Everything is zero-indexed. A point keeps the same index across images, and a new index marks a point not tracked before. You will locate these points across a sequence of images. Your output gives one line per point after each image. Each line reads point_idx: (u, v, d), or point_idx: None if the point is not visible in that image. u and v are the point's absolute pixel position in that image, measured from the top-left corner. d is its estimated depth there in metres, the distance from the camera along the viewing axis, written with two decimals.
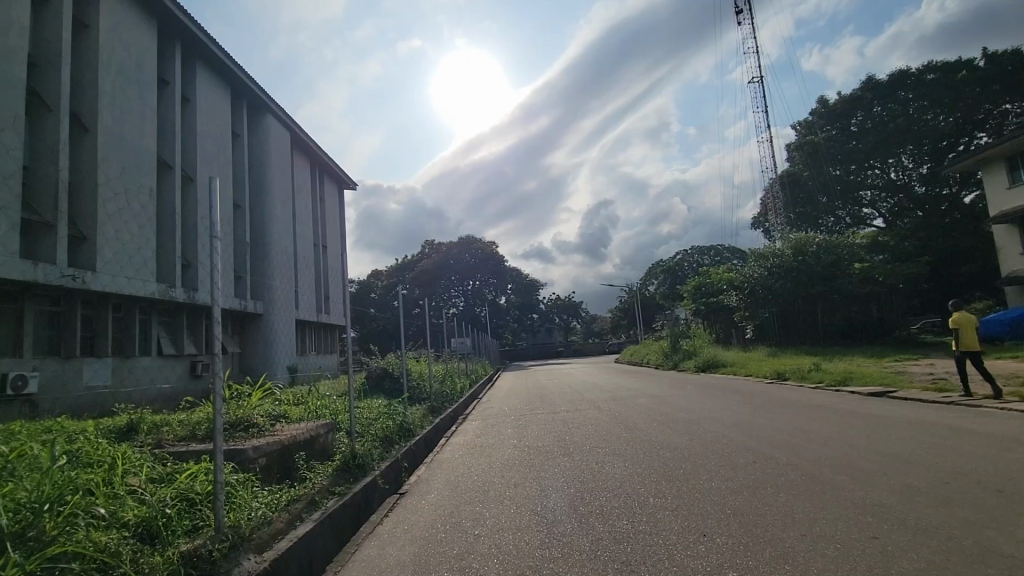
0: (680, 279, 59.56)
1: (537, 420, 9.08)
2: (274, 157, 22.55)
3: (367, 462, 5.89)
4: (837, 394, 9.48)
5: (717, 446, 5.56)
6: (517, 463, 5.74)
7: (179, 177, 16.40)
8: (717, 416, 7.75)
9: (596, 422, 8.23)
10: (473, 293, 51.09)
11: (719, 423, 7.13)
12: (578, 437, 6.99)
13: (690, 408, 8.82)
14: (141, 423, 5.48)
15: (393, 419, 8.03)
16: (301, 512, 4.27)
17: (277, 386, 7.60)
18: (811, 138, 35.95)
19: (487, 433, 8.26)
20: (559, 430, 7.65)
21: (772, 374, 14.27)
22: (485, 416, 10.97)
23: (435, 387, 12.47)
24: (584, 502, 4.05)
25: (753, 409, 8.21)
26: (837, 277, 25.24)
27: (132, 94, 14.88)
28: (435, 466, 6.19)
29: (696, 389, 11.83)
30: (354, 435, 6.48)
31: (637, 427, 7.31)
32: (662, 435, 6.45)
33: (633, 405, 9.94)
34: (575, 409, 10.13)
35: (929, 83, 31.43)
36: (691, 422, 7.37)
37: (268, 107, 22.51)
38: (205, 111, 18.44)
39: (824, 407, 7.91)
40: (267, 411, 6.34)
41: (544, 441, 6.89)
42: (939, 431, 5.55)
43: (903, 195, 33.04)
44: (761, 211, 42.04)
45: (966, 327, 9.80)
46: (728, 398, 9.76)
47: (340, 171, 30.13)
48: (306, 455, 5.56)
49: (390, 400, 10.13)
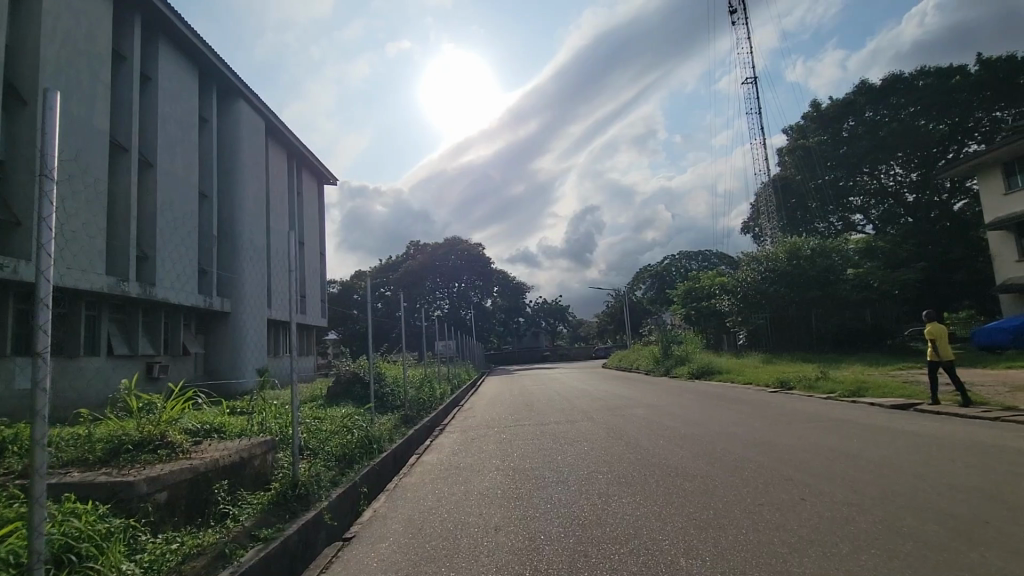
0: (669, 284, 59.05)
1: (522, 434, 7.96)
2: (247, 145, 21.21)
3: (311, 492, 4.74)
4: (857, 405, 8.60)
5: (746, 474, 4.57)
6: (498, 494, 4.65)
7: (135, 161, 15.11)
8: (731, 432, 6.72)
9: (591, 437, 7.14)
10: (458, 296, 49.87)
11: (737, 441, 6.11)
12: (574, 456, 5.95)
13: (697, 421, 7.84)
14: (18, 440, 4.33)
15: (353, 432, 6.87)
16: (199, 572, 3.13)
17: (213, 394, 6.39)
18: (802, 142, 35.49)
19: (464, 450, 7.15)
20: (549, 448, 6.57)
21: (775, 382, 13.36)
22: (465, 427, 9.85)
23: (411, 394, 11.29)
24: (590, 564, 2.98)
25: (770, 424, 7.18)
26: (833, 283, 24.57)
27: (83, 68, 13.58)
28: (398, 496, 5.05)
29: (696, 398, 10.84)
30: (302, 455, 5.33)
31: (640, 445, 6.25)
32: (673, 458, 5.41)
33: (631, 417, 8.85)
34: (565, 421, 9.03)
35: (922, 88, 31.10)
36: (704, 439, 6.34)
37: (240, 92, 21.20)
38: (168, 93, 17.12)
39: (852, 423, 6.94)
40: (189, 428, 5.15)
41: (533, 462, 5.82)
42: (1009, 456, 4.64)
43: (894, 201, 33.05)
44: (751, 216, 41.54)
45: (939, 337, 9.56)
46: (736, 410, 8.74)
47: (319, 165, 28.79)
48: (230, 483, 4.41)
49: (357, 409, 8.93)
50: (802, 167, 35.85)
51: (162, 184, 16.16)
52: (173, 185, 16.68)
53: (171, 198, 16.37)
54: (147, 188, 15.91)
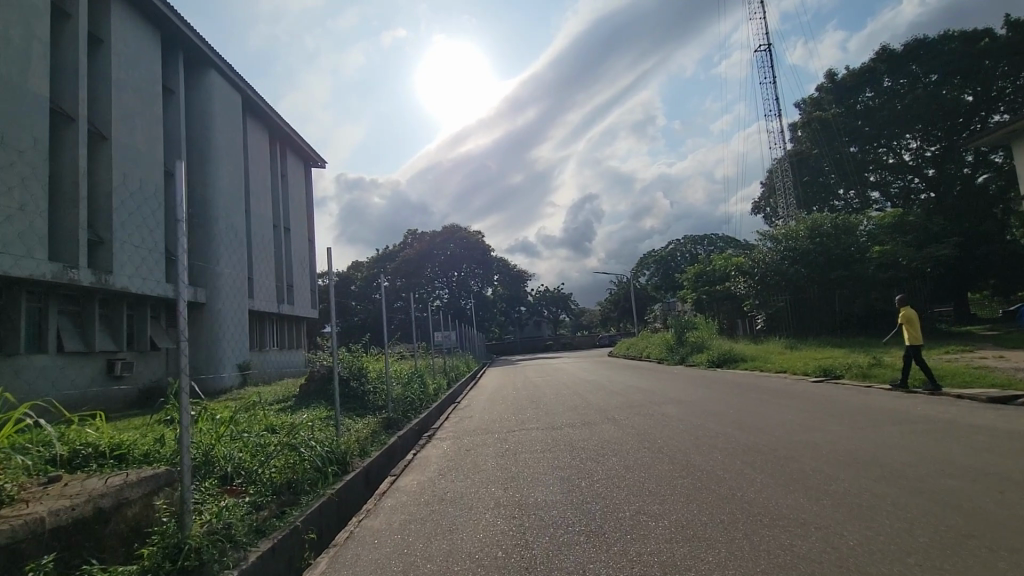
0: (674, 269, 57.29)
1: (530, 443, 6.33)
2: (219, 120, 19.37)
3: (211, 562, 3.07)
4: (945, 401, 7.05)
5: (900, 537, 2.91)
6: (495, 561, 3.02)
7: (84, 132, 13.42)
8: (810, 441, 5.06)
9: (619, 448, 5.50)
10: (457, 284, 48.05)
11: (826, 456, 4.51)
12: (604, 481, 4.32)
13: (751, 423, 6.22)
14: None
15: (300, 453, 5.05)
16: None
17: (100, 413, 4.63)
18: (819, 114, 33.39)
19: (456, 469, 5.48)
20: (568, 466, 4.95)
21: (817, 371, 11.69)
22: (461, 432, 8.27)
23: (396, 392, 9.56)
24: None
25: (854, 428, 5.53)
26: (856, 260, 22.83)
27: (13, 21, 11.75)
28: (347, 558, 3.38)
29: (735, 392, 9.18)
30: (211, 506, 3.63)
31: (692, 461, 4.65)
32: (751, 489, 3.77)
33: (662, 417, 7.21)
34: (580, 423, 7.39)
35: (946, 54, 29.02)
36: (780, 453, 4.70)
37: (211, 61, 19.35)
38: (125, 57, 15.32)
39: (966, 429, 5.31)
40: (34, 464, 3.47)
41: (551, 492, 4.17)
42: None
43: (914, 176, 31.19)
44: (762, 195, 39.72)
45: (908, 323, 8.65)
46: (796, 407, 7.07)
47: (304, 144, 26.85)
48: (67, 556, 2.78)
49: (325, 414, 7.25)
50: (818, 140, 33.86)
51: (119, 161, 14.44)
52: (133, 161, 14.94)
53: (131, 175, 14.62)
54: (99, 163, 14.14)
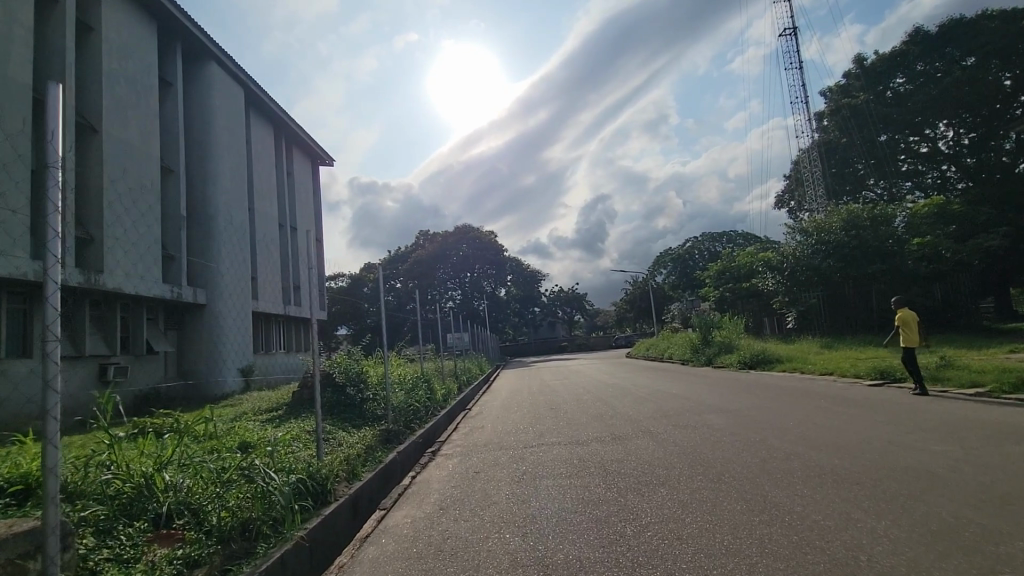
0: (692, 268, 55.77)
1: (551, 465, 5.21)
2: (220, 113, 18.61)
3: None
4: None
5: None
6: None
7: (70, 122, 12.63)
8: (921, 468, 3.88)
9: (668, 474, 4.36)
10: (471, 285, 47.11)
11: (957, 492, 3.34)
12: (655, 529, 3.19)
13: (823, 440, 5.04)
14: None
15: (257, 480, 3.94)
16: None
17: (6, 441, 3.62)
18: (847, 101, 31.69)
19: (461, 502, 4.36)
20: (606, 502, 3.80)
21: (873, 372, 10.37)
22: (470, 447, 7.16)
23: (397, 399, 8.50)
24: None
25: (968, 449, 4.32)
26: (895, 253, 21.18)
27: None
28: None
29: (787, 399, 7.95)
30: None
31: (771, 497, 3.52)
32: (877, 550, 2.62)
33: (708, 432, 6.02)
34: (611, 437, 6.26)
35: (987, 33, 26.83)
36: (888, 485, 3.55)
37: (210, 53, 18.62)
38: (118, 46, 14.58)
39: None
40: None
41: (585, 546, 3.05)
42: None
43: (949, 164, 29.48)
44: (787, 188, 38.19)
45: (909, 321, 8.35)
46: (873, 419, 5.83)
47: (310, 141, 25.98)
48: None
49: (308, 429, 6.17)
50: (847, 128, 32.18)
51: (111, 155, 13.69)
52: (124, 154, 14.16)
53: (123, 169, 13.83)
54: None
